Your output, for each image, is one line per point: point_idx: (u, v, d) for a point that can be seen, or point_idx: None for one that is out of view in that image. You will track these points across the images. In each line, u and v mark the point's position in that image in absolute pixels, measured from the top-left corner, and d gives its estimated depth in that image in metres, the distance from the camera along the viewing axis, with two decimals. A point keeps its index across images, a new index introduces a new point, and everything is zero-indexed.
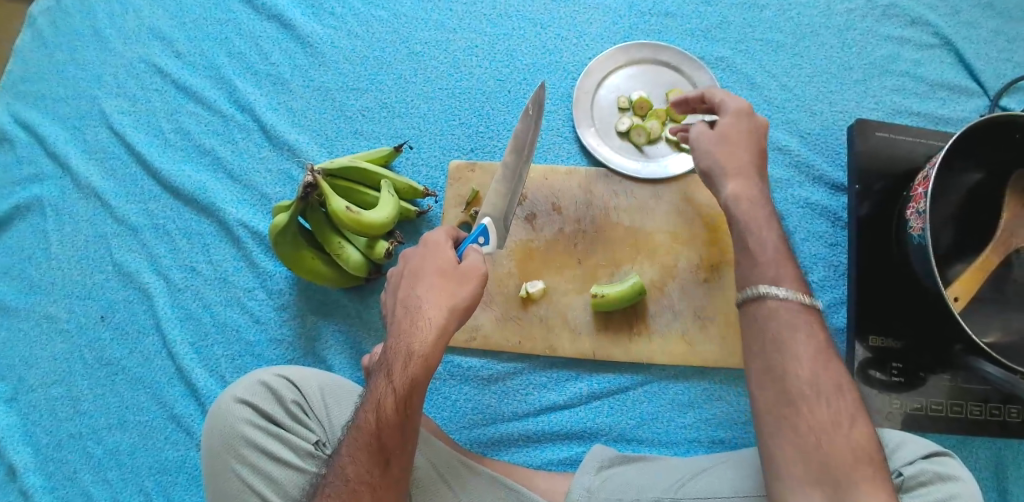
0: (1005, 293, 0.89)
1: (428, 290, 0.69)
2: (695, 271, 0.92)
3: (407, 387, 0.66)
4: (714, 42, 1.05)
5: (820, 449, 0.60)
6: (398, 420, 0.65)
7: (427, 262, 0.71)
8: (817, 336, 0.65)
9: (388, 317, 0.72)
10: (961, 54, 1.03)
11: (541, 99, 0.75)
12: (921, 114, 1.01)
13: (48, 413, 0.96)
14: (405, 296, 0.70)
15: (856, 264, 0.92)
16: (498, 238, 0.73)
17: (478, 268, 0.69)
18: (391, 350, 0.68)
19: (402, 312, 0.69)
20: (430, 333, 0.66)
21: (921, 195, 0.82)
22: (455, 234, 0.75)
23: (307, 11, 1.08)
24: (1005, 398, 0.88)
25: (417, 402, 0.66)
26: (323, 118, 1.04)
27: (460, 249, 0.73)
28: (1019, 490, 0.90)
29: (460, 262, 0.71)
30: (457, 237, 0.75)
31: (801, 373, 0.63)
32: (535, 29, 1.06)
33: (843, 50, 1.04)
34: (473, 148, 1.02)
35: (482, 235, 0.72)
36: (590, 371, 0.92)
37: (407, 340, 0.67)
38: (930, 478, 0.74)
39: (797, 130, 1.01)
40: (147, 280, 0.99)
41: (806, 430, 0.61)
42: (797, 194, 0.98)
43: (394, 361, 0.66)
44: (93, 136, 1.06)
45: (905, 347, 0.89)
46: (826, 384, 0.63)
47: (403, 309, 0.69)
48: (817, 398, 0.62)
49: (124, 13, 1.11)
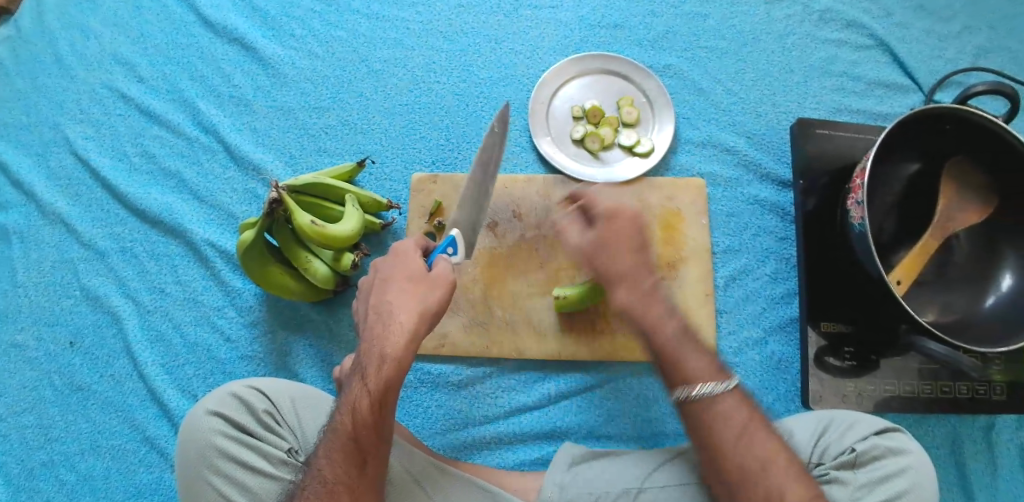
0: (947, 276, 0.94)
1: (398, 298, 0.71)
2: (653, 270, 0.96)
3: (381, 389, 0.67)
4: (662, 50, 1.10)
5: None
6: (373, 420, 0.67)
7: (393, 270, 0.73)
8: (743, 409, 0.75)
9: (360, 325, 0.74)
10: (895, 54, 1.09)
11: (507, 115, 0.76)
12: (860, 111, 1.07)
13: (17, 441, 0.96)
14: (377, 302, 0.72)
15: (804, 255, 0.96)
16: (465, 248, 0.75)
17: (446, 275, 0.72)
18: (364, 355, 0.70)
19: (375, 318, 0.71)
20: (401, 337, 0.68)
21: (859, 186, 0.87)
22: (424, 244, 0.77)
23: (268, 34, 1.11)
24: (954, 375, 0.93)
25: (391, 403, 0.69)
26: (287, 138, 1.06)
27: (433, 262, 0.74)
28: (974, 464, 0.94)
29: (429, 271, 0.73)
30: (427, 246, 0.78)
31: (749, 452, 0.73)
32: (490, 44, 1.10)
33: (783, 54, 1.10)
34: (434, 161, 1.04)
35: (450, 246, 0.75)
36: (557, 371, 0.95)
37: (375, 346, 0.69)
38: (883, 453, 0.78)
39: (743, 131, 1.06)
40: (116, 303, 1.00)
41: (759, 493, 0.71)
42: (747, 192, 1.03)
43: (368, 365, 0.69)
44: (58, 162, 1.07)
45: (855, 332, 0.93)
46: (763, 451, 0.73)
47: (375, 315, 0.71)
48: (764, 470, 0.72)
49: (85, 40, 1.12)
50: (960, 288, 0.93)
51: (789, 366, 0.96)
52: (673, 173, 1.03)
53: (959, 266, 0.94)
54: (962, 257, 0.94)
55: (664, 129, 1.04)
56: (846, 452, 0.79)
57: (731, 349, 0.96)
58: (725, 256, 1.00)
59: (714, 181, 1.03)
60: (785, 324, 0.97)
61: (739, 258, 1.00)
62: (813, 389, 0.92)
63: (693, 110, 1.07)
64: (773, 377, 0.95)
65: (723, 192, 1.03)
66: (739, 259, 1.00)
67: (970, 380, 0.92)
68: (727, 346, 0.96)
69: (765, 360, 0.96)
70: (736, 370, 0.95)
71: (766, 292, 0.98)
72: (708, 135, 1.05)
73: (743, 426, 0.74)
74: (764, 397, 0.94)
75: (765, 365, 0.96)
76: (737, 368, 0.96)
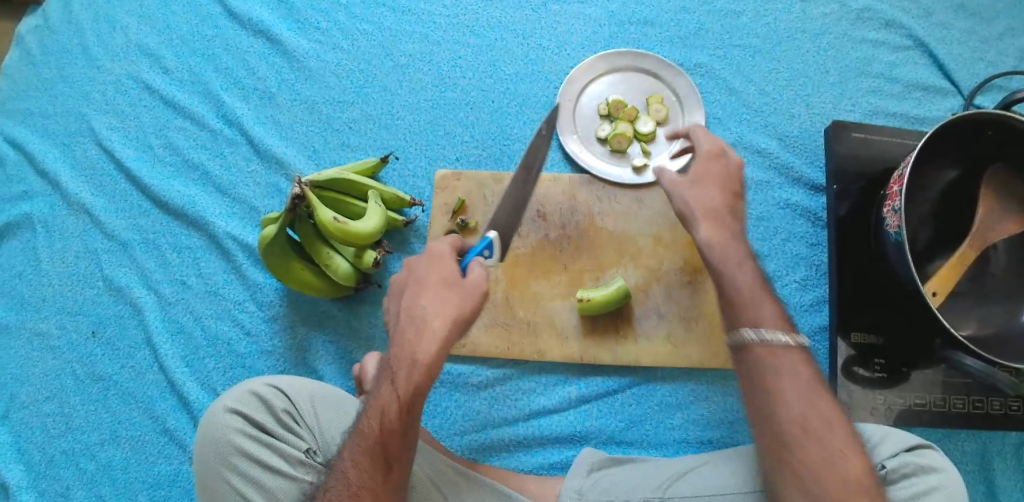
0: (984, 287, 0.91)
1: (433, 302, 0.68)
2: (679, 273, 0.94)
3: (410, 392, 0.67)
4: (692, 48, 1.07)
5: (815, 484, 0.61)
6: (401, 421, 0.67)
7: (431, 272, 0.70)
8: (804, 373, 0.66)
9: (391, 324, 0.73)
10: (935, 56, 1.06)
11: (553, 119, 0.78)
12: (897, 114, 1.03)
13: (40, 430, 0.97)
14: (409, 305, 0.70)
15: (835, 262, 0.93)
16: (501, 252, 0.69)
17: (481, 283, 0.69)
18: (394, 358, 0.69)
19: (406, 321, 0.69)
20: (432, 344, 0.67)
21: (896, 193, 0.84)
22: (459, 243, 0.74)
23: (293, 26, 1.10)
24: (988, 391, 0.89)
25: (418, 408, 0.68)
26: (310, 131, 1.05)
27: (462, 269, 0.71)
28: (1006, 482, 0.91)
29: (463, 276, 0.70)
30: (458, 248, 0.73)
31: (793, 414, 0.64)
32: (517, 40, 1.08)
33: (818, 55, 1.07)
34: (458, 157, 1.03)
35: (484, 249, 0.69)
36: (579, 375, 0.93)
37: (402, 351, 0.68)
38: (914, 470, 0.75)
39: (776, 133, 1.03)
40: (138, 295, 1.00)
41: (800, 467, 0.62)
42: (777, 195, 1.00)
43: (397, 369, 0.67)
44: (82, 152, 1.07)
45: (886, 343, 0.90)
46: (816, 422, 0.63)
47: (407, 319, 0.69)
48: (809, 437, 0.63)
49: (112, 30, 1.12)
50: (998, 301, 0.90)
51: None
52: None
53: (997, 278, 0.90)
54: (999, 269, 0.91)
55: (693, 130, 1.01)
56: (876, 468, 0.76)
57: None
58: None
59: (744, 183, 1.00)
60: (814, 333, 0.95)
61: (769, 263, 0.98)
62: (841, 400, 0.89)
63: (723, 111, 1.04)
64: None
65: (753, 195, 1.00)
66: (768, 265, 0.98)
67: (1003, 396, 0.89)
68: None
69: None
70: None
71: (795, 300, 0.96)
72: (738, 136, 1.03)
73: (805, 380, 0.66)
74: None
75: None
76: None
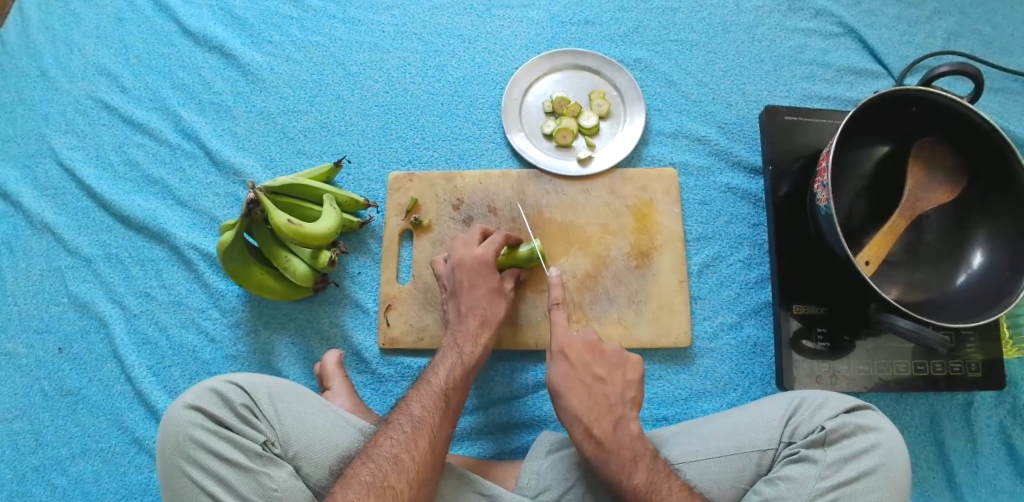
0: (918, 255, 0.93)
1: (491, 308, 0.90)
2: (627, 259, 0.99)
3: (471, 364, 0.85)
4: (632, 45, 1.12)
5: None
6: (468, 381, 0.84)
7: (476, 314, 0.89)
8: None
9: (450, 325, 0.90)
10: (864, 41, 1.11)
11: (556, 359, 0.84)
12: (831, 98, 1.08)
13: (9, 446, 0.97)
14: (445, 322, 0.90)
15: (776, 240, 0.97)
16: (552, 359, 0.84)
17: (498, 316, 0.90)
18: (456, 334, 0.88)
19: (451, 334, 0.89)
20: (473, 325, 0.88)
21: (824, 169, 0.87)
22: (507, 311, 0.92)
23: (246, 40, 1.14)
24: (929, 354, 0.93)
25: (472, 382, 0.86)
26: (267, 142, 1.09)
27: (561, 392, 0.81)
28: (955, 444, 0.95)
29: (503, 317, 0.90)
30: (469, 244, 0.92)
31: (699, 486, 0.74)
32: (464, 44, 1.12)
33: (753, 45, 1.11)
34: (411, 159, 1.06)
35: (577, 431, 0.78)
36: (535, 361, 0.97)
37: (463, 337, 0.87)
38: (854, 429, 0.76)
39: (715, 121, 1.08)
40: (103, 308, 1.02)
41: None
42: (719, 180, 1.05)
43: (463, 344, 0.87)
44: (44, 173, 1.09)
45: (829, 313, 0.94)
46: None
47: (451, 331, 0.89)
48: None
49: (70, 53, 1.15)
50: (932, 267, 0.92)
51: (765, 350, 0.98)
52: (645, 163, 1.05)
53: (931, 246, 0.92)
54: (933, 238, 0.92)
55: (635, 121, 1.06)
56: (816, 430, 0.77)
57: (707, 334, 0.98)
58: (698, 243, 1.02)
59: (686, 170, 1.05)
60: (760, 309, 0.99)
61: (712, 245, 1.02)
62: (786, 371, 0.93)
63: (663, 102, 1.09)
64: (750, 360, 0.97)
65: (695, 181, 1.05)
66: (713, 247, 1.02)
67: (944, 359, 0.93)
68: (702, 332, 0.99)
69: (741, 345, 0.98)
70: (712, 356, 0.98)
71: (740, 278, 1.00)
72: (679, 125, 1.07)
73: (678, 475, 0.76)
74: (742, 382, 0.97)
75: (740, 349, 0.98)
76: (713, 353, 0.98)
